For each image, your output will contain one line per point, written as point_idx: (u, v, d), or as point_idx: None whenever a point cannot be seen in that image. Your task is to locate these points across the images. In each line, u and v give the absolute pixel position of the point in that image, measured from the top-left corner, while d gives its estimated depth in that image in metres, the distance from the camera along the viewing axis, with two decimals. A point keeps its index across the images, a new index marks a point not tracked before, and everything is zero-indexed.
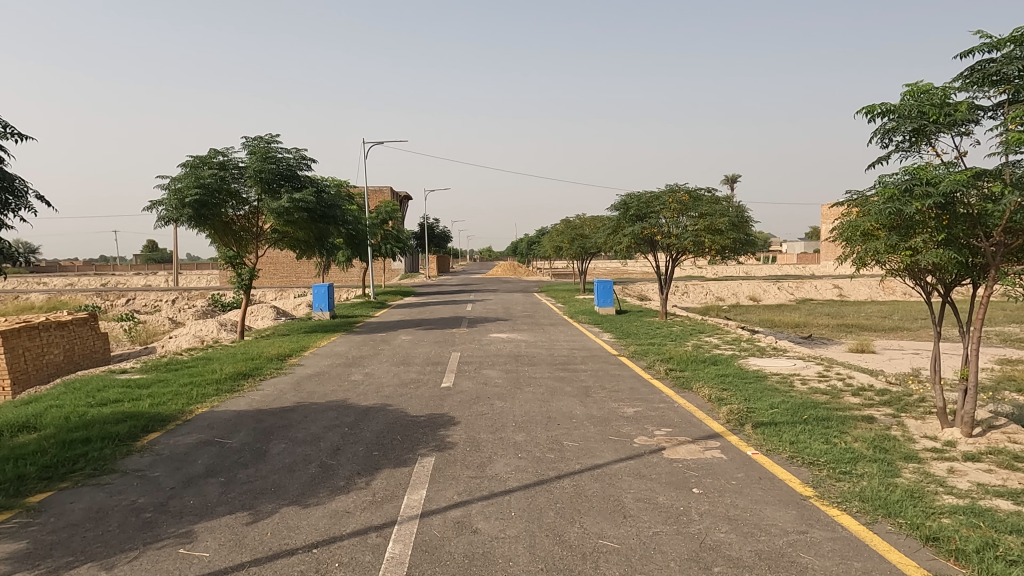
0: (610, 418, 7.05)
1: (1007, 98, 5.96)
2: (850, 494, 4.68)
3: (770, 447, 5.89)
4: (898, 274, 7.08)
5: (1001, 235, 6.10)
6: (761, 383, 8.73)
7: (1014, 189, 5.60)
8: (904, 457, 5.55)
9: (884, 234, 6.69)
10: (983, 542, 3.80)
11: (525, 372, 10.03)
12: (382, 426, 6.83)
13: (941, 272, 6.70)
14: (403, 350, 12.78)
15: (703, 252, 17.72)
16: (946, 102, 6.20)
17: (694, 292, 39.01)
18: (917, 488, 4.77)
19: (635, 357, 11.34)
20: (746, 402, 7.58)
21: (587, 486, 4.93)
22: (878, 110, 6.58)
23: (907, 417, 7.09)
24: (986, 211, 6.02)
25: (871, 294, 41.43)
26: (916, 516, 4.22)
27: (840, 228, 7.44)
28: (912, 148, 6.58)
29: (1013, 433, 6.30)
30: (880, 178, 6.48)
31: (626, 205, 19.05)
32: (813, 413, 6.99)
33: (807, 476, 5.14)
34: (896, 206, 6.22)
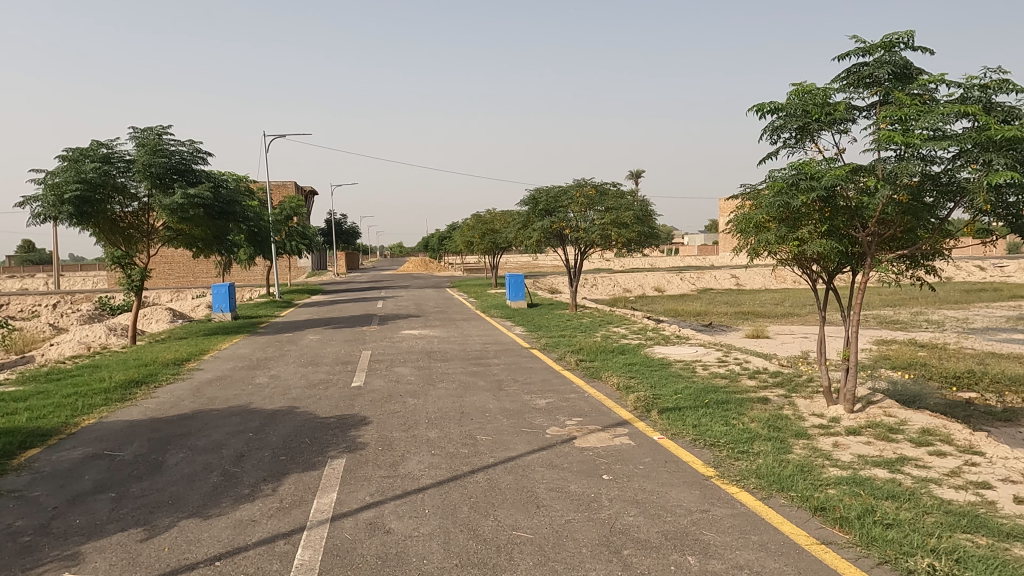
0: (523, 410, 7.14)
1: (878, 99, 6.47)
2: (748, 472, 4.95)
3: (674, 431, 6.14)
4: (787, 264, 7.55)
5: (876, 226, 6.62)
6: (666, 370, 9.11)
7: (885, 184, 6.07)
8: (795, 434, 5.93)
9: (774, 226, 7.11)
10: (863, 509, 4.12)
11: (437, 368, 9.96)
12: (290, 429, 6.59)
13: (824, 261, 7.21)
14: (311, 350, 12.40)
15: (610, 245, 18.20)
16: (827, 102, 6.65)
17: (602, 284, 39.98)
18: (807, 462, 5.12)
19: (546, 350, 11.50)
20: (652, 389, 7.86)
21: (500, 479, 4.96)
22: (767, 108, 6.99)
23: (797, 397, 7.60)
24: (863, 204, 6.50)
25: (765, 282, 44.02)
26: (806, 488, 4.52)
27: (736, 220, 7.84)
28: (798, 145, 7.03)
29: (888, 408, 6.87)
30: (771, 172, 6.88)
31: (535, 200, 19.24)
32: (713, 397, 7.35)
33: (709, 457, 5.40)
34: (784, 199, 6.63)
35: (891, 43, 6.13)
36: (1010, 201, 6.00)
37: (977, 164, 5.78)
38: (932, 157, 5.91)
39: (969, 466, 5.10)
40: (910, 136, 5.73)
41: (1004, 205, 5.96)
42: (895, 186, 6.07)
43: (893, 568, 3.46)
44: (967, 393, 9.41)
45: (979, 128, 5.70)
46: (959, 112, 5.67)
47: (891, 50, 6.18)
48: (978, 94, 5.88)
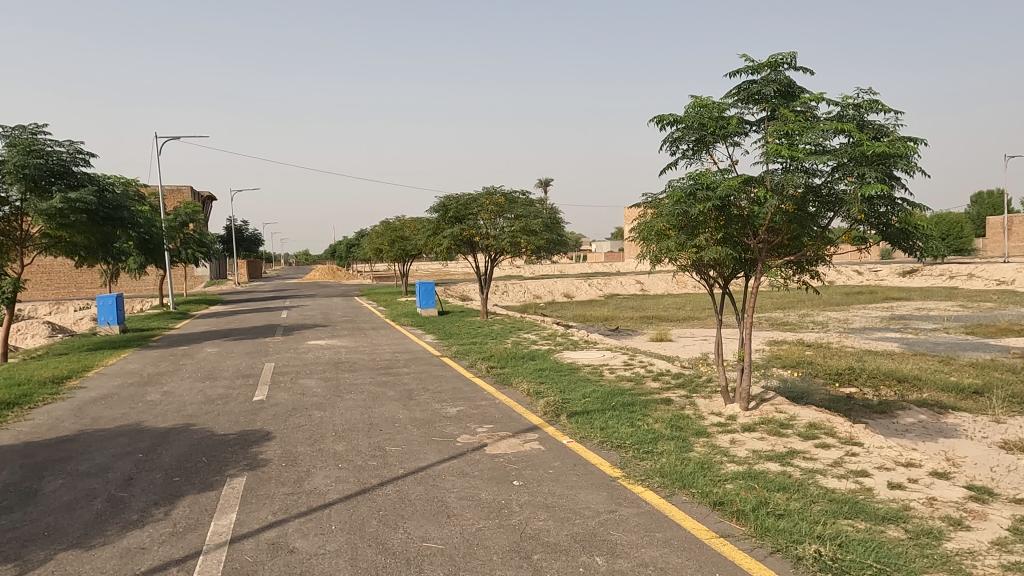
0: (433, 419, 7.07)
1: (766, 115, 6.90)
2: (652, 471, 5.12)
3: (583, 434, 6.26)
4: (686, 269, 7.90)
5: (765, 233, 7.04)
6: (575, 375, 9.29)
7: (773, 194, 6.47)
8: (695, 433, 6.20)
9: (674, 234, 7.42)
10: (758, 501, 4.36)
11: (345, 379, 9.70)
12: (185, 448, 6.22)
13: (720, 267, 7.60)
14: (209, 363, 11.76)
15: (519, 253, 18.41)
16: (721, 116, 7.02)
17: (513, 290, 40.34)
18: (707, 460, 5.36)
19: (457, 357, 11.46)
20: (561, 394, 8.00)
21: (410, 490, 4.88)
22: (667, 120, 7.30)
23: (697, 397, 7.95)
24: (754, 213, 6.90)
25: (667, 287, 45.85)
26: (705, 484, 4.73)
27: (638, 228, 8.13)
28: (695, 156, 7.39)
29: (779, 404, 7.32)
30: (671, 182, 7.17)
31: (444, 207, 19.13)
32: (619, 400, 7.56)
33: (616, 458, 5.54)
34: (683, 208, 6.93)
35: (776, 63, 6.56)
36: (881, 211, 6.54)
37: (853, 177, 6.26)
38: (814, 170, 6.36)
39: (850, 456, 5.51)
40: (795, 150, 6.14)
41: (875, 215, 6.49)
42: (782, 197, 6.50)
43: (784, 557, 3.67)
44: (848, 388, 10.17)
45: (854, 144, 6.19)
46: (836, 129, 6.13)
47: (776, 69, 6.61)
48: (852, 113, 6.38)
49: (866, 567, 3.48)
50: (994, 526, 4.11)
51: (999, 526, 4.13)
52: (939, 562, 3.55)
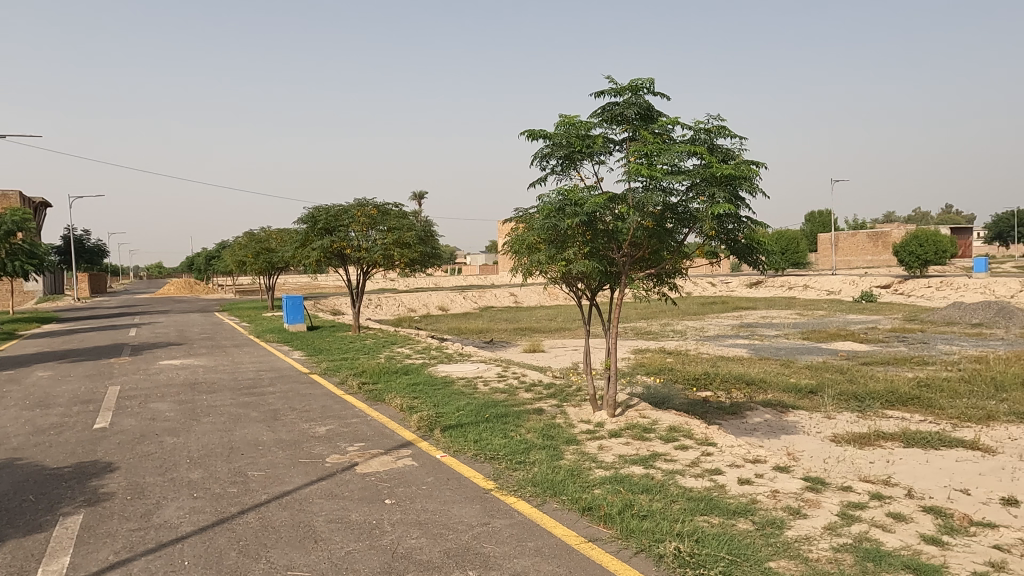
0: (300, 440, 6.74)
1: (628, 135, 7.30)
2: (524, 481, 5.19)
3: (456, 447, 6.24)
4: (556, 282, 8.15)
5: (629, 248, 7.42)
6: (448, 389, 9.23)
7: (635, 211, 6.85)
8: (566, 441, 6.38)
9: (544, 247, 7.64)
10: (623, 504, 4.54)
11: (203, 401, 9.02)
12: (7, 486, 5.48)
13: (588, 280, 7.91)
14: (39, 389, 10.49)
15: (392, 266, 18.13)
16: (587, 135, 7.33)
17: (387, 303, 39.59)
18: (576, 466, 5.53)
19: (327, 374, 11.03)
20: (435, 408, 7.92)
21: (274, 516, 4.62)
22: (537, 136, 7.52)
23: (567, 405, 8.19)
24: (618, 228, 7.26)
25: (540, 300, 47.03)
26: (575, 491, 4.87)
27: (511, 241, 8.28)
28: (564, 172, 7.66)
29: (643, 409, 7.71)
30: (540, 197, 7.37)
31: (313, 218, 18.39)
32: (493, 412, 7.61)
33: (489, 470, 5.57)
34: (553, 222, 7.14)
35: (636, 87, 6.97)
36: (729, 228, 7.11)
37: (704, 197, 6.76)
38: (670, 188, 6.80)
39: (706, 456, 5.90)
40: (654, 170, 6.53)
41: (725, 231, 7.03)
42: (642, 214, 6.89)
43: (647, 556, 3.85)
44: (704, 392, 10.92)
45: (705, 166, 6.69)
46: (689, 152, 6.59)
47: (637, 92, 7.01)
48: (703, 137, 6.91)
49: (720, 559, 3.73)
50: (826, 513, 4.57)
51: (829, 512, 4.60)
52: (781, 550, 3.88)
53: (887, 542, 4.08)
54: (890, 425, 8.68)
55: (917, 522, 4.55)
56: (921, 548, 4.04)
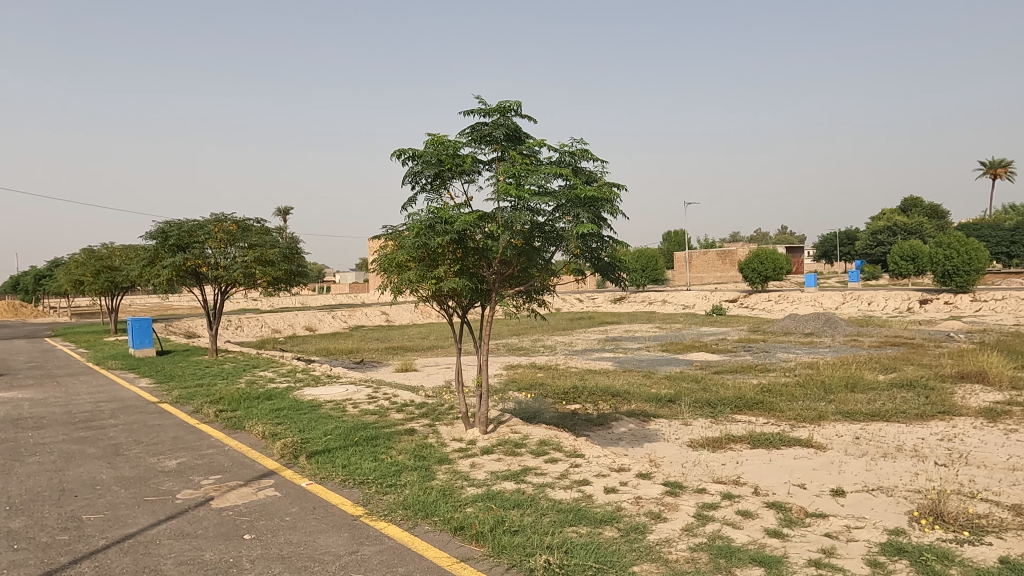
0: (147, 476, 6.16)
1: (497, 156, 7.44)
2: (395, 505, 5.06)
3: (324, 474, 5.97)
4: (427, 300, 8.10)
5: (498, 266, 7.54)
6: (315, 413, 8.85)
7: (504, 230, 6.97)
8: (438, 461, 6.32)
9: (415, 265, 7.59)
10: (495, 521, 4.57)
11: (28, 439, 7.99)
12: None
13: (458, 297, 7.94)
14: None
15: (253, 284, 17.22)
16: (456, 154, 7.39)
17: (248, 324, 37.36)
18: (448, 486, 5.48)
19: (179, 402, 10.19)
20: (300, 434, 7.55)
21: (114, 563, 4.17)
22: (406, 154, 7.49)
23: (439, 424, 8.13)
24: (488, 246, 7.35)
25: (412, 318, 46.52)
26: (447, 511, 4.83)
27: (380, 259, 8.14)
28: (434, 190, 7.67)
29: (514, 425, 7.82)
30: (410, 215, 7.31)
31: (163, 233, 16.94)
32: (362, 434, 7.39)
33: (358, 496, 5.38)
34: (423, 240, 7.11)
35: (504, 109, 7.14)
36: (593, 246, 7.42)
37: (570, 217, 7.02)
38: (538, 209, 6.99)
39: (574, 467, 6.08)
40: (522, 190, 6.69)
41: (589, 250, 7.34)
42: (512, 232, 7.03)
43: (519, 571, 3.89)
44: (573, 405, 11.28)
45: (570, 187, 6.96)
46: (555, 174, 6.83)
47: (505, 114, 7.18)
48: (568, 159, 7.19)
49: (587, 569, 3.84)
50: (684, 515, 4.85)
51: (686, 514, 4.89)
52: (644, 554, 4.06)
53: (736, 538, 4.40)
54: (739, 428, 9.42)
55: (761, 517, 4.96)
56: (765, 542, 4.40)
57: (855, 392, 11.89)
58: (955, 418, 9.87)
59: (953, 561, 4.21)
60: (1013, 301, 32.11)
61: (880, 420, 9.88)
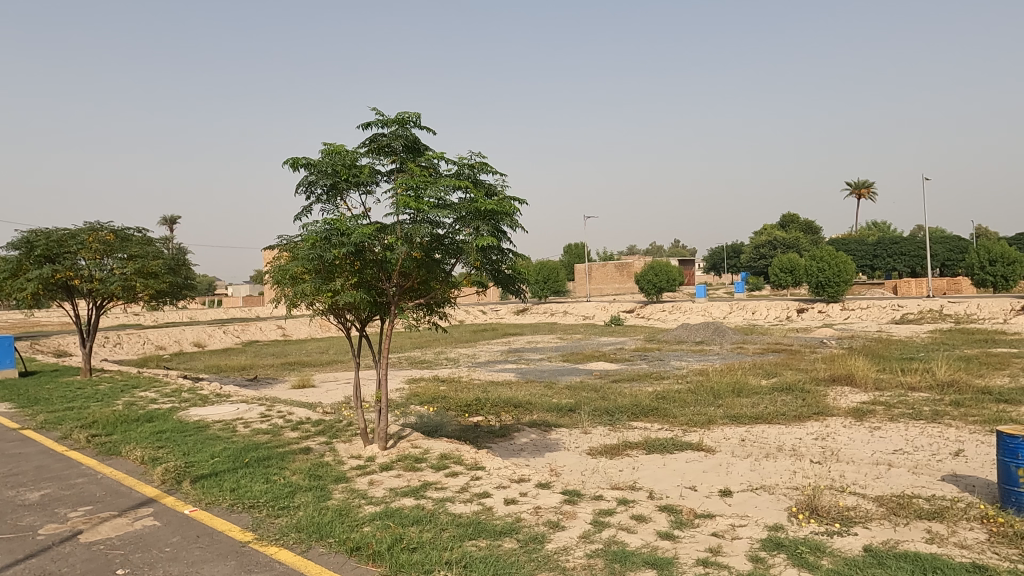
0: (3, 512, 5.56)
1: (396, 167, 7.37)
2: (287, 528, 4.85)
3: (210, 499, 5.63)
4: (323, 313, 7.87)
5: (398, 278, 7.45)
6: (202, 434, 8.34)
7: (402, 242, 6.88)
8: (334, 479, 6.11)
9: (310, 277, 7.36)
10: (392, 539, 4.47)
11: None
12: None
13: (357, 310, 7.75)
14: None
15: (134, 298, 16.05)
16: (353, 164, 7.26)
17: (128, 340, 34.74)
18: (345, 505, 5.32)
19: (45, 428, 9.30)
20: (185, 457, 7.09)
21: None
22: (300, 163, 7.28)
23: (337, 442, 7.87)
24: (387, 258, 7.24)
25: (311, 332, 44.98)
26: (343, 531, 4.68)
27: (273, 271, 7.83)
28: (330, 201, 7.49)
29: (415, 439, 7.71)
30: (305, 226, 7.08)
31: (28, 243, 15.51)
32: (253, 455, 7.04)
33: (247, 520, 5.11)
34: (318, 252, 6.90)
35: (403, 120, 7.09)
36: (494, 259, 7.47)
37: (470, 229, 7.05)
38: (437, 221, 6.98)
39: (475, 480, 6.06)
40: (421, 203, 6.64)
41: (490, 262, 7.38)
42: (411, 244, 6.95)
43: None
44: (476, 417, 11.26)
45: (470, 200, 6.98)
46: (455, 186, 6.83)
47: (404, 125, 7.13)
48: (468, 172, 7.22)
49: None
50: (581, 522, 4.95)
51: (584, 521, 4.99)
52: (543, 563, 4.11)
53: (630, 542, 4.54)
54: (635, 435, 9.74)
55: (655, 520, 5.14)
56: (658, 544, 4.57)
57: (741, 396, 12.61)
58: (827, 418, 10.69)
59: (824, 552, 4.53)
60: (876, 309, 35.28)
61: (763, 422, 10.53)
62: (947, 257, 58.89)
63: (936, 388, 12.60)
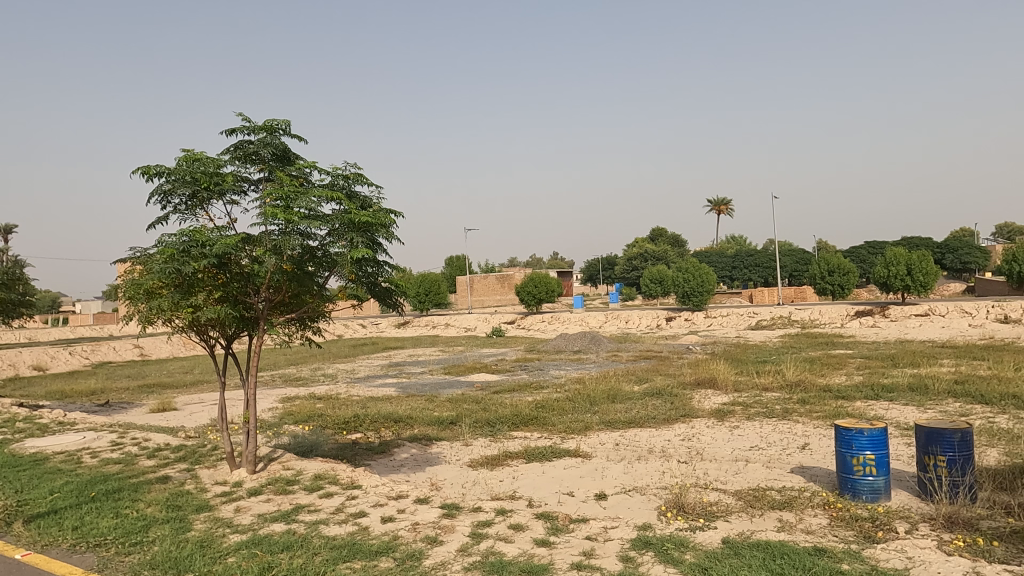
0: None
1: (264, 176, 7.08)
2: (140, 566, 4.45)
3: (46, 540, 5.05)
4: (183, 330, 7.34)
5: (266, 292, 7.10)
6: (40, 468, 7.48)
7: (271, 254, 6.58)
8: (195, 509, 5.69)
9: (167, 292, 6.85)
10: (260, 568, 4.23)
11: None
12: None
13: (221, 326, 7.31)
14: None
15: None
16: (216, 172, 6.90)
17: None
18: (206, 536, 4.95)
19: None
20: (17, 495, 6.32)
21: None
22: (154, 170, 6.80)
23: (200, 468, 7.35)
24: (254, 271, 6.88)
25: (173, 351, 41.78)
26: (204, 565, 4.36)
27: (124, 285, 7.21)
28: (190, 211, 7.04)
29: (286, 461, 7.34)
30: (160, 238, 6.59)
31: None
32: (101, 488, 6.40)
33: (93, 561, 4.64)
34: (175, 265, 6.42)
35: (272, 127, 6.84)
36: (370, 271, 7.31)
37: (344, 241, 6.86)
38: (308, 232, 6.73)
39: (350, 500, 5.88)
40: (290, 214, 6.39)
41: (366, 275, 7.21)
42: (280, 256, 6.66)
43: None
44: (354, 435, 10.95)
45: (343, 211, 6.81)
46: (327, 197, 6.64)
47: (272, 133, 6.87)
48: (341, 183, 7.06)
49: None
50: (459, 535, 4.93)
51: (462, 534, 4.98)
52: None
53: (508, 552, 4.58)
54: (515, 444, 9.87)
55: (531, 528, 5.23)
56: (533, 551, 4.65)
57: (615, 402, 13.13)
58: (693, 419, 11.38)
59: (687, 547, 4.81)
60: (735, 316, 38.10)
61: (636, 426, 11.02)
62: (795, 268, 64.84)
63: (786, 388, 13.79)
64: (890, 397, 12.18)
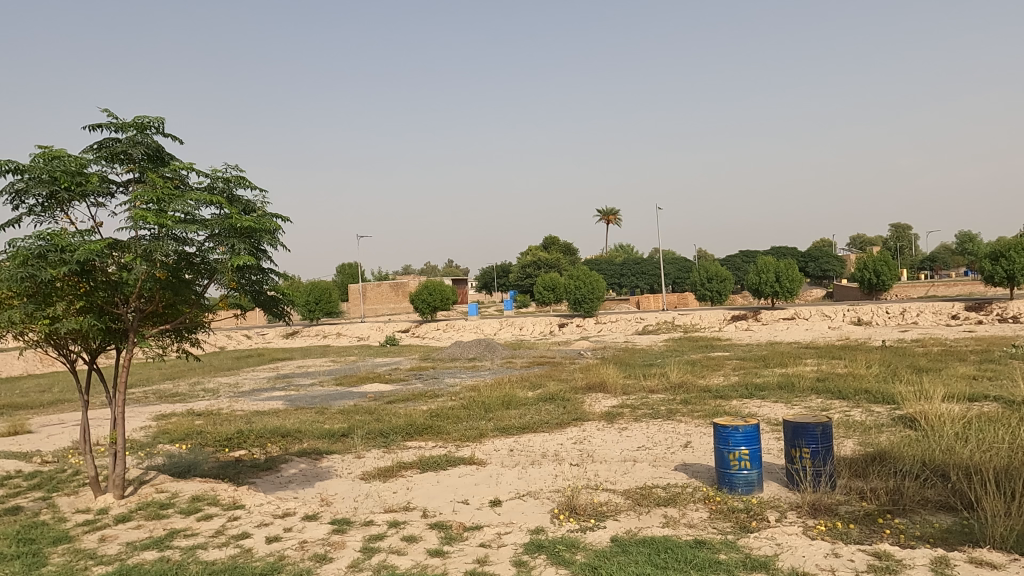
0: None
1: (134, 177, 6.58)
2: None
3: None
4: (37, 343, 6.66)
5: (136, 301, 6.59)
6: None
7: (142, 261, 6.12)
8: (51, 541, 5.16)
9: (19, 302, 6.20)
10: None
11: None
12: None
13: (84, 339, 6.70)
14: None
15: None
16: (78, 171, 6.34)
17: None
18: (64, 571, 4.50)
19: None
20: None
21: None
22: (4, 167, 6.15)
23: (58, 496, 6.68)
24: (122, 279, 6.37)
25: (26, 368, 37.76)
26: None
27: None
28: (47, 213, 6.43)
29: (159, 484, 6.83)
30: (10, 242, 5.96)
31: None
32: None
33: None
34: (28, 271, 5.82)
35: (143, 124, 6.39)
36: (253, 279, 6.97)
37: (224, 247, 6.50)
38: (184, 238, 6.32)
39: (232, 521, 5.56)
40: (164, 217, 5.98)
41: (248, 283, 6.87)
42: (153, 263, 6.21)
43: None
44: (237, 452, 10.37)
45: (224, 216, 6.45)
46: (206, 201, 6.28)
47: (143, 131, 6.41)
48: (221, 185, 6.70)
49: None
50: (350, 551, 4.79)
51: (352, 549, 4.83)
52: None
53: (400, 565, 4.50)
54: (409, 454, 9.72)
55: (425, 539, 5.16)
56: (427, 562, 4.59)
57: (509, 408, 13.25)
58: (584, 423, 11.69)
59: (578, 548, 4.92)
60: (623, 322, 39.63)
61: (529, 432, 11.16)
62: (677, 275, 68.47)
63: (670, 390, 14.49)
64: (762, 395, 13.11)
